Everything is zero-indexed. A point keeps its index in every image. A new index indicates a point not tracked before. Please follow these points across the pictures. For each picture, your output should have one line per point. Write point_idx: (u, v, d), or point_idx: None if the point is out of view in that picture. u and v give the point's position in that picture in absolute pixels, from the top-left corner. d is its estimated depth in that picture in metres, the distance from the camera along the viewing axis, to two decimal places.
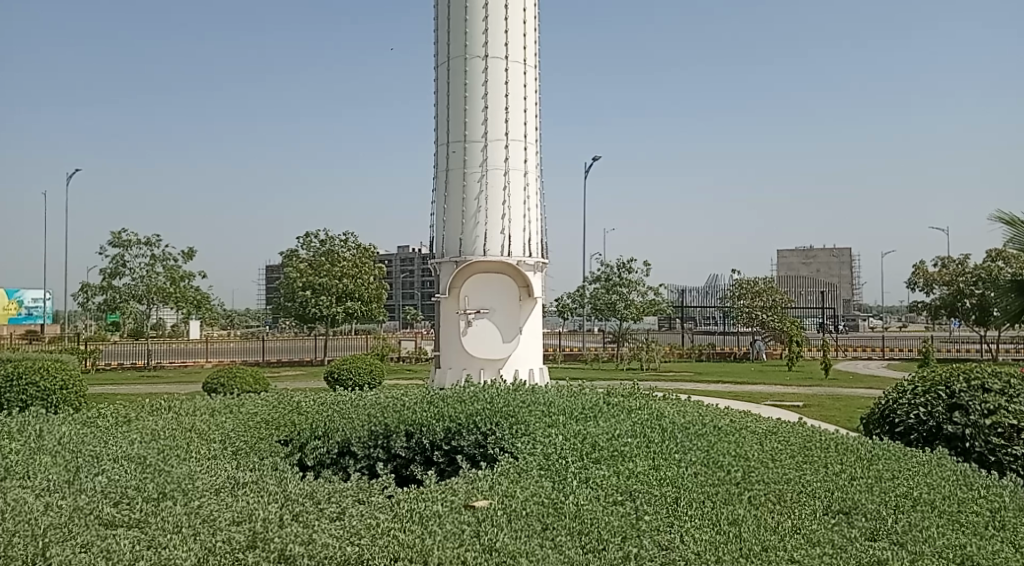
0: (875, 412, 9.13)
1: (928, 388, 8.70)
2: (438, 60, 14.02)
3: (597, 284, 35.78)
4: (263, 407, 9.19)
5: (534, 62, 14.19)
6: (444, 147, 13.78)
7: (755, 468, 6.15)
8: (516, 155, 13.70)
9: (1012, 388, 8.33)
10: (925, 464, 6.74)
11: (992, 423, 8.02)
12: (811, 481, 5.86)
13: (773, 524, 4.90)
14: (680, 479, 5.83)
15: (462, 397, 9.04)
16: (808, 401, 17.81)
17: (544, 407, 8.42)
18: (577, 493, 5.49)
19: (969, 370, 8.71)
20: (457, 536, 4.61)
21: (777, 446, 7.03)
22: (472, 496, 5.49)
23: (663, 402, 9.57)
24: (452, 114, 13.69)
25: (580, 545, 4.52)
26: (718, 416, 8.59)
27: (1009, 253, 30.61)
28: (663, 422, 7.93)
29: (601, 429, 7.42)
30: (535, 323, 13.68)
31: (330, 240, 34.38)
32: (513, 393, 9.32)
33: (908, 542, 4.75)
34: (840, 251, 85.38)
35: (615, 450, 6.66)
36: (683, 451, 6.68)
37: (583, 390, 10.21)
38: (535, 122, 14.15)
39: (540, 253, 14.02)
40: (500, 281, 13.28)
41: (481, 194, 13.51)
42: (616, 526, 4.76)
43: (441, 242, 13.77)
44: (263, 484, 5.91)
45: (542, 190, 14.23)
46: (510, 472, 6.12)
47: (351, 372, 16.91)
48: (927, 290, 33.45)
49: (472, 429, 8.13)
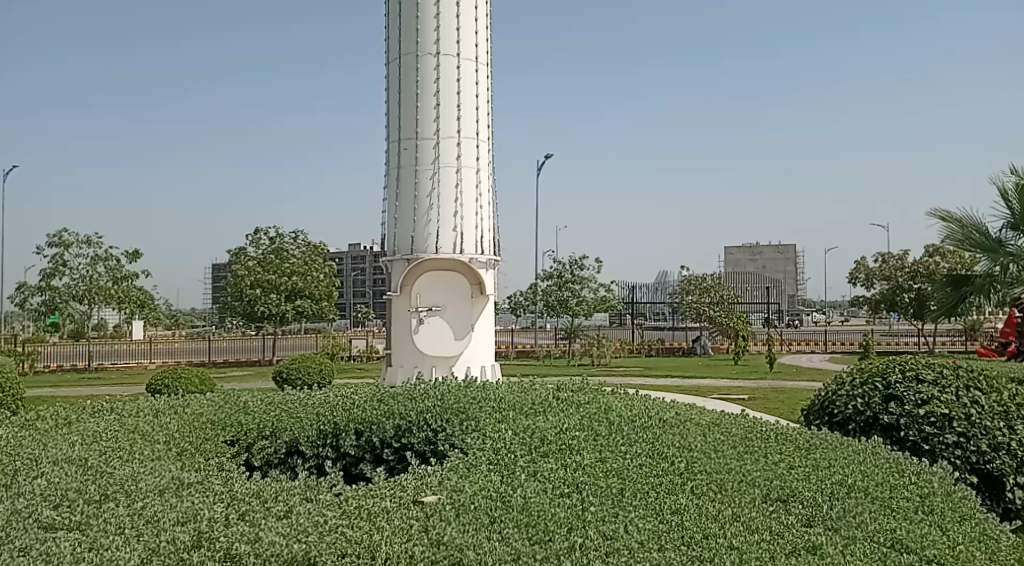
0: (815, 403, 9.46)
1: (866, 380, 9.05)
2: (390, 57, 14.03)
3: (550, 281, 36.11)
4: (209, 407, 9.07)
5: (487, 59, 14.20)
6: (396, 144, 13.78)
7: (698, 459, 6.31)
8: (468, 152, 13.71)
9: (945, 379, 8.65)
10: (859, 452, 6.99)
11: (925, 413, 8.34)
12: (750, 470, 6.05)
13: (715, 513, 5.04)
14: (625, 470, 5.96)
15: (412, 395, 9.06)
16: (753, 394, 18.33)
17: (495, 404, 8.44)
18: (525, 485, 5.57)
19: (905, 361, 9.05)
20: (405, 532, 4.64)
21: (719, 437, 7.20)
22: (421, 492, 5.49)
23: (609, 396, 9.74)
24: (403, 110, 13.69)
25: (528, 537, 4.59)
26: (662, 409, 8.75)
27: (945, 249, 31.73)
28: (611, 416, 8.06)
29: (549, 423, 7.52)
30: (488, 321, 13.74)
31: (278, 237, 34.12)
32: (463, 389, 9.36)
33: (842, 527, 4.91)
34: (785, 247, 87.46)
35: (563, 443, 6.77)
36: (629, 443, 6.83)
37: (533, 385, 10.31)
38: (488, 121, 14.16)
39: (492, 251, 14.06)
40: (452, 278, 13.31)
41: (432, 191, 13.52)
42: (563, 517, 4.85)
43: (393, 239, 13.76)
44: (209, 484, 5.86)
45: (494, 188, 14.27)
46: (460, 467, 6.16)
47: (300, 372, 16.75)
48: (867, 284, 34.66)
49: (422, 426, 8.10)
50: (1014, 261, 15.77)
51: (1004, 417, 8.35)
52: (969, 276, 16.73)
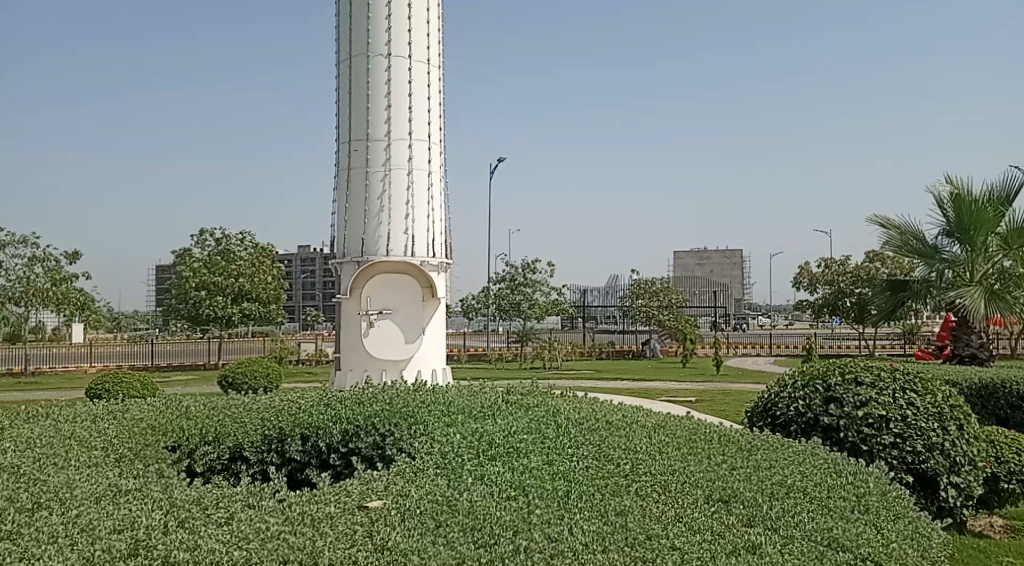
0: (758, 405, 9.66)
1: (807, 382, 9.27)
2: (340, 57, 13.91)
3: (502, 285, 36.15)
4: (149, 413, 8.86)
5: (439, 62, 14.17)
6: (347, 145, 13.66)
7: (643, 461, 6.39)
8: (419, 154, 13.65)
9: (882, 381, 8.91)
10: (799, 453, 7.16)
11: (863, 414, 8.58)
12: (694, 472, 6.14)
13: (658, 514, 5.11)
14: (571, 473, 6.00)
15: (360, 399, 8.99)
16: (700, 396, 18.62)
17: (444, 407, 8.41)
18: (471, 489, 5.57)
19: (844, 364, 9.29)
20: (349, 537, 4.60)
21: (664, 439, 7.30)
22: (367, 497, 5.45)
23: (558, 399, 9.80)
24: (354, 111, 13.58)
25: (473, 540, 4.59)
26: (610, 412, 8.83)
27: (884, 255, 32.68)
28: (559, 418, 8.11)
29: (497, 426, 7.53)
30: (438, 324, 13.71)
31: (225, 238, 33.51)
32: (411, 393, 9.32)
33: (781, 526, 5.02)
34: (732, 252, 89.07)
35: (511, 447, 6.79)
36: (576, 446, 6.88)
37: (482, 388, 10.31)
38: (440, 124, 14.12)
39: (444, 253, 14.02)
40: (403, 281, 13.24)
41: (384, 193, 13.43)
42: (508, 520, 4.86)
43: (343, 241, 13.63)
44: (148, 491, 5.72)
45: (446, 190, 14.23)
46: (406, 471, 6.13)
47: (246, 377, 16.47)
48: (811, 289, 35.49)
49: (370, 431, 8.05)
50: (949, 267, 16.34)
51: (938, 418, 8.59)
52: (907, 281, 17.27)
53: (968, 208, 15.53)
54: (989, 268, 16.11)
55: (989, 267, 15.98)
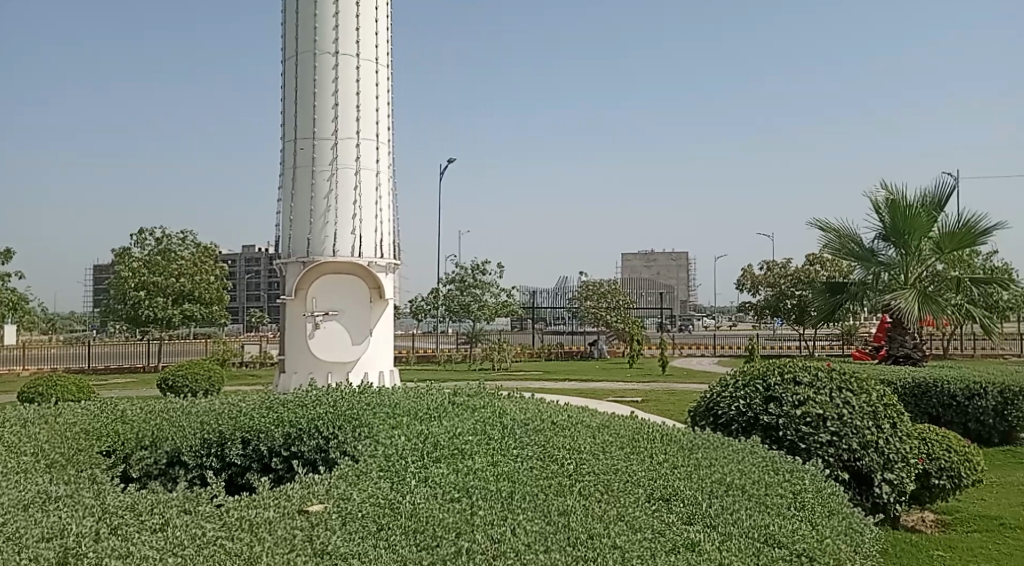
0: (701, 405, 9.81)
1: (748, 382, 9.46)
2: (286, 54, 13.71)
3: (451, 286, 36.07)
4: (83, 416, 8.61)
5: (388, 61, 14.06)
6: (292, 144, 13.46)
7: (587, 461, 6.44)
8: (367, 154, 13.53)
9: (820, 380, 9.13)
10: (739, 452, 7.29)
11: (801, 413, 8.78)
12: (636, 471, 6.21)
13: (600, 513, 5.16)
14: (515, 473, 6.02)
15: (303, 401, 8.86)
16: (646, 396, 18.83)
17: (389, 409, 8.34)
18: (414, 492, 5.53)
19: (783, 364, 9.50)
20: (288, 542, 4.54)
21: (608, 439, 7.36)
22: (307, 501, 5.37)
23: (505, 400, 9.81)
24: (299, 109, 13.39)
25: (414, 543, 4.57)
26: (556, 412, 8.87)
27: (824, 257, 33.55)
28: (504, 419, 8.12)
29: (443, 428, 7.49)
30: (386, 326, 13.60)
31: (166, 237, 32.73)
32: (356, 395, 9.23)
33: (719, 524, 5.11)
34: (678, 255, 90.38)
35: (455, 448, 6.76)
36: (521, 447, 6.90)
37: (429, 390, 10.26)
38: (388, 124, 14.01)
39: (392, 254, 13.92)
40: (349, 282, 13.11)
41: (330, 193, 13.27)
42: (451, 522, 4.84)
43: (288, 241, 13.43)
44: (79, 498, 5.55)
45: (394, 191, 14.13)
46: (349, 474, 6.07)
47: (187, 380, 16.10)
48: (754, 291, 36.22)
49: (313, 434, 7.94)
50: (885, 270, 16.83)
51: (873, 417, 8.84)
52: (845, 283, 17.73)
53: (903, 213, 16.05)
54: (922, 271, 16.65)
55: (923, 270, 16.52)
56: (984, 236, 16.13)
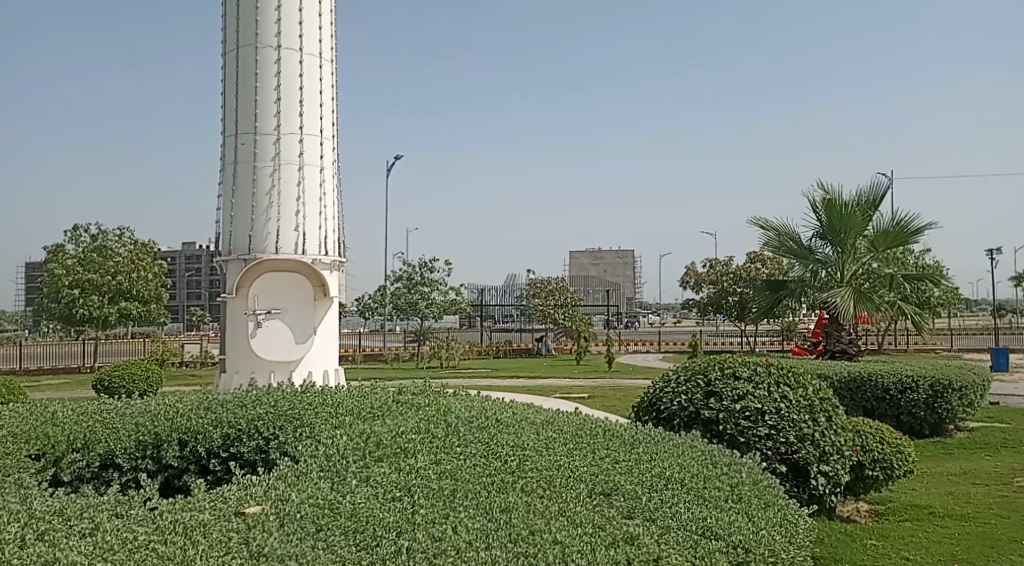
0: (644, 400, 9.94)
1: (689, 377, 9.62)
2: (227, 48, 13.43)
3: (399, 283, 35.84)
4: (10, 420, 8.30)
5: (332, 55, 13.86)
6: (233, 139, 13.19)
7: (530, 457, 6.46)
8: (311, 149, 13.32)
9: (758, 375, 9.33)
10: (680, 446, 7.40)
11: (740, 408, 8.96)
12: (579, 466, 6.25)
13: (542, 509, 5.18)
14: (458, 471, 6.00)
15: (243, 402, 8.69)
16: (592, 392, 18.99)
17: (331, 408, 8.22)
18: (355, 492, 5.47)
19: (724, 360, 9.69)
20: (223, 545, 4.44)
21: (551, 435, 7.39)
22: (244, 503, 5.27)
23: (450, 398, 9.78)
24: (240, 103, 13.12)
25: (354, 543, 4.52)
26: (500, 410, 8.88)
27: (765, 255, 34.28)
28: (448, 417, 8.10)
29: (386, 427, 7.43)
30: (330, 324, 13.43)
31: (102, 234, 31.77)
32: (298, 395, 9.09)
33: (658, 517, 5.17)
34: (624, 252, 91.36)
35: (398, 447, 6.71)
36: (464, 444, 6.88)
37: (374, 389, 10.17)
38: (332, 120, 13.82)
39: (336, 251, 13.75)
40: (293, 280, 12.92)
41: (272, 189, 13.05)
42: (391, 522, 4.80)
43: (229, 238, 13.18)
44: (4, 503, 5.35)
45: (338, 187, 13.95)
46: (288, 475, 5.97)
47: (124, 381, 15.65)
48: (697, 288, 36.81)
49: (253, 435, 7.79)
50: (822, 267, 17.26)
51: (809, 410, 9.07)
52: (784, 280, 18.13)
53: (839, 212, 16.50)
54: (858, 269, 17.09)
55: (858, 268, 17.00)
56: (916, 235, 16.66)
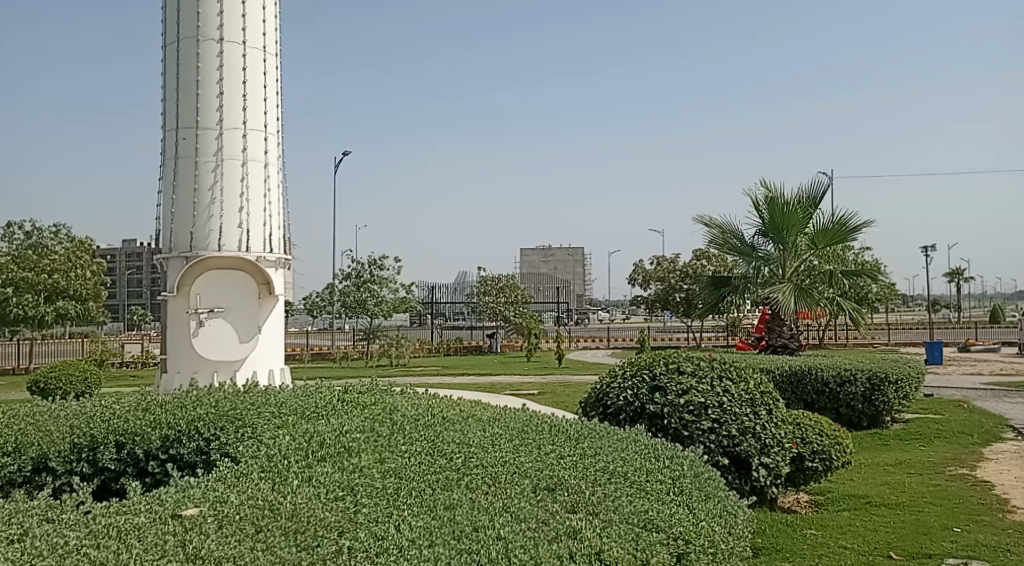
0: (591, 395, 10.00)
1: (635, 372, 9.72)
2: (167, 40, 13.12)
3: (347, 281, 35.46)
4: None
5: (276, 49, 13.62)
6: (174, 133, 12.89)
7: (475, 454, 6.46)
8: (254, 144, 13.08)
9: (702, 370, 9.48)
10: (624, 441, 7.47)
11: (684, 402, 9.09)
12: (524, 463, 6.27)
13: (486, 505, 5.18)
14: (402, 469, 5.97)
15: (183, 402, 8.50)
16: (542, 389, 19.10)
17: (275, 408, 8.08)
18: (296, 492, 5.40)
19: (669, 355, 9.81)
20: (159, 548, 4.34)
21: (497, 432, 7.40)
22: (182, 505, 5.16)
23: (396, 396, 9.71)
24: (181, 97, 12.84)
25: (295, 543, 4.46)
26: (447, 407, 8.85)
27: (711, 253, 34.86)
28: (394, 416, 8.03)
29: (330, 426, 7.34)
30: (276, 323, 13.22)
31: (37, 231, 30.73)
32: (241, 395, 8.93)
33: (600, 511, 5.22)
34: (574, 250, 91.98)
35: (342, 446, 6.65)
36: (408, 442, 6.85)
37: (319, 388, 10.06)
38: (277, 115, 13.61)
39: (281, 249, 13.53)
40: (237, 279, 12.68)
41: (215, 185, 12.79)
42: (332, 521, 4.75)
43: (170, 235, 12.89)
44: None
45: (284, 183, 13.72)
46: (227, 477, 5.86)
47: (60, 383, 15.18)
48: (645, 285, 37.25)
49: (193, 436, 7.62)
50: (764, 264, 17.63)
51: (750, 404, 9.25)
52: (729, 277, 18.44)
53: (780, 210, 16.88)
54: (798, 265, 17.48)
55: (798, 264, 17.39)
56: (854, 232, 17.11)
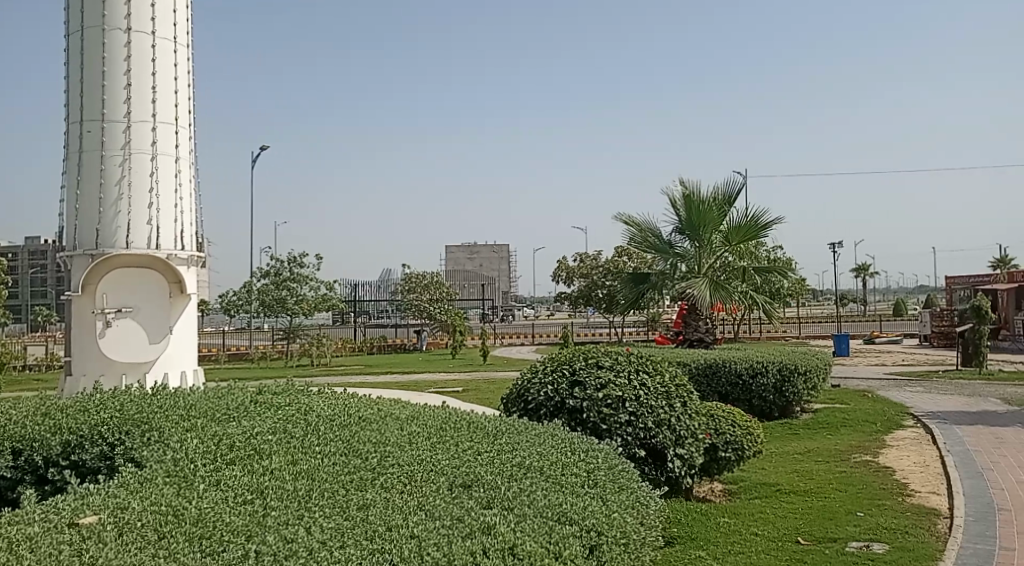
0: (512, 392, 10.03)
1: (555, 368, 9.80)
2: (70, 29, 12.55)
3: (266, 280, 34.59)
4: None
5: (188, 40, 13.16)
6: (78, 126, 12.34)
7: (391, 453, 6.40)
8: (165, 138, 12.61)
9: (620, 364, 9.62)
10: (541, 435, 7.52)
11: (603, 396, 9.20)
12: (440, 461, 6.23)
13: (401, 504, 5.14)
14: (315, 471, 5.86)
15: (85, 406, 8.15)
16: (465, 386, 19.06)
17: (183, 411, 7.82)
18: (203, 496, 5.23)
19: (587, 350, 9.94)
20: (52, 558, 4.14)
21: (414, 430, 7.34)
22: (79, 514, 4.93)
23: (313, 396, 9.54)
24: (85, 88, 12.29)
25: (199, 549, 4.33)
26: (365, 407, 8.74)
27: (632, 249, 35.47)
28: (309, 416, 7.88)
29: (241, 429, 7.15)
30: (188, 323, 12.82)
31: None
32: (149, 398, 8.61)
33: (515, 506, 5.23)
34: (499, 246, 92.31)
35: (252, 449, 6.48)
36: (323, 443, 6.73)
37: (233, 389, 9.80)
38: (189, 108, 13.15)
39: (194, 246, 13.08)
40: (146, 277, 12.24)
41: (123, 180, 12.28)
42: (239, 526, 4.63)
43: (74, 232, 12.32)
44: None
45: (196, 179, 13.27)
46: (130, 483, 5.64)
47: None
48: (569, 281, 37.67)
49: (95, 441, 7.31)
50: (681, 261, 18.08)
51: (666, 397, 9.44)
52: (647, 274, 18.84)
53: (696, 207, 17.30)
54: (714, 261, 17.94)
55: (714, 260, 17.89)
56: (765, 229, 17.70)
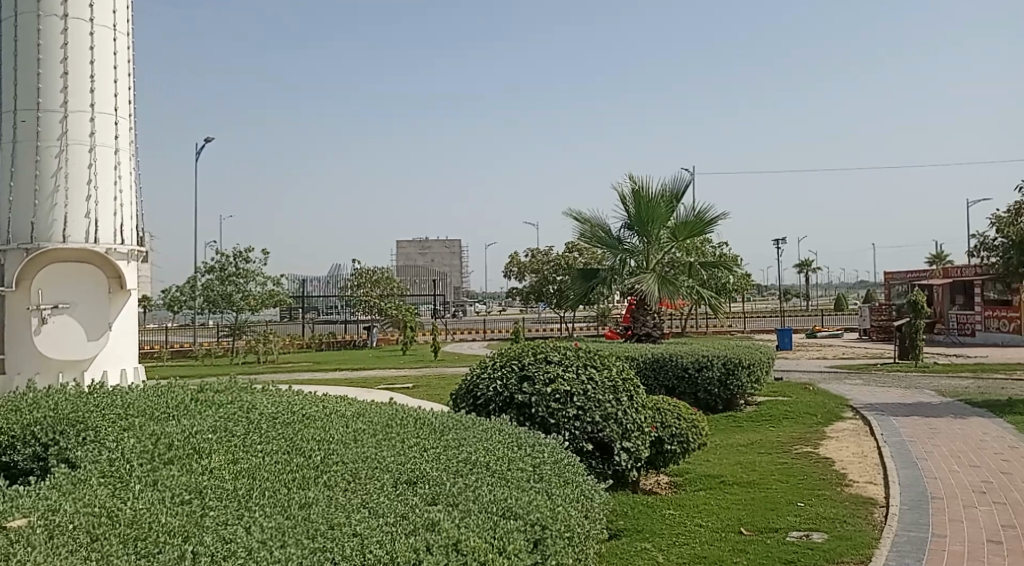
0: (462, 387, 10.01)
1: (504, 363, 9.82)
2: (3, 14, 12.11)
3: (211, 275, 33.84)
4: None
5: (128, 28, 12.78)
6: (11, 115, 11.91)
7: (335, 450, 6.32)
8: (104, 129, 12.25)
9: (568, 359, 9.67)
10: (487, 431, 7.51)
11: (551, 390, 9.24)
12: (385, 457, 6.18)
13: (344, 502, 5.08)
14: (257, 469, 5.76)
15: (16, 405, 7.90)
16: (415, 382, 18.96)
17: (120, 410, 7.61)
18: (139, 497, 5.11)
19: (536, 346, 9.97)
20: None
21: (359, 427, 7.27)
22: (7, 517, 4.77)
23: (257, 393, 9.39)
24: (19, 76, 11.87)
25: (133, 551, 4.22)
26: (310, 404, 8.63)
27: (582, 245, 35.70)
28: (252, 414, 7.74)
29: (181, 427, 6.99)
30: (128, 319, 12.50)
31: None
32: (84, 396, 8.37)
33: (459, 502, 5.22)
34: (451, 242, 92.08)
35: (191, 448, 6.34)
36: (265, 441, 6.62)
37: (174, 387, 9.58)
38: (129, 98, 12.78)
39: (134, 240, 12.71)
40: (83, 272, 11.89)
41: (59, 171, 11.89)
42: (176, 526, 4.53)
43: (7, 225, 11.89)
44: None
45: (137, 171, 12.90)
46: (62, 484, 5.47)
47: None
48: (520, 276, 37.76)
49: (28, 441, 7.12)
50: (630, 256, 18.27)
51: (613, 391, 9.52)
52: (597, 269, 19.01)
53: (644, 203, 17.51)
54: (661, 257, 18.17)
55: (661, 255, 18.12)
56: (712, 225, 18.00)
